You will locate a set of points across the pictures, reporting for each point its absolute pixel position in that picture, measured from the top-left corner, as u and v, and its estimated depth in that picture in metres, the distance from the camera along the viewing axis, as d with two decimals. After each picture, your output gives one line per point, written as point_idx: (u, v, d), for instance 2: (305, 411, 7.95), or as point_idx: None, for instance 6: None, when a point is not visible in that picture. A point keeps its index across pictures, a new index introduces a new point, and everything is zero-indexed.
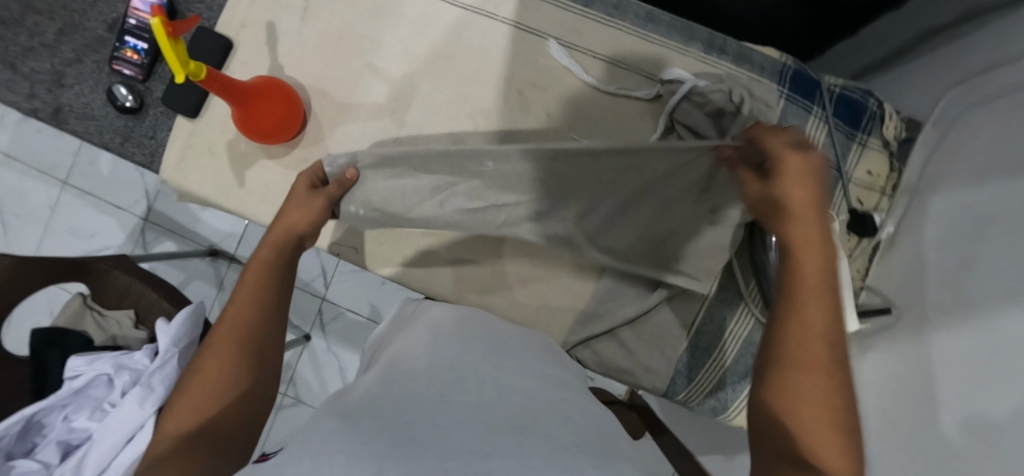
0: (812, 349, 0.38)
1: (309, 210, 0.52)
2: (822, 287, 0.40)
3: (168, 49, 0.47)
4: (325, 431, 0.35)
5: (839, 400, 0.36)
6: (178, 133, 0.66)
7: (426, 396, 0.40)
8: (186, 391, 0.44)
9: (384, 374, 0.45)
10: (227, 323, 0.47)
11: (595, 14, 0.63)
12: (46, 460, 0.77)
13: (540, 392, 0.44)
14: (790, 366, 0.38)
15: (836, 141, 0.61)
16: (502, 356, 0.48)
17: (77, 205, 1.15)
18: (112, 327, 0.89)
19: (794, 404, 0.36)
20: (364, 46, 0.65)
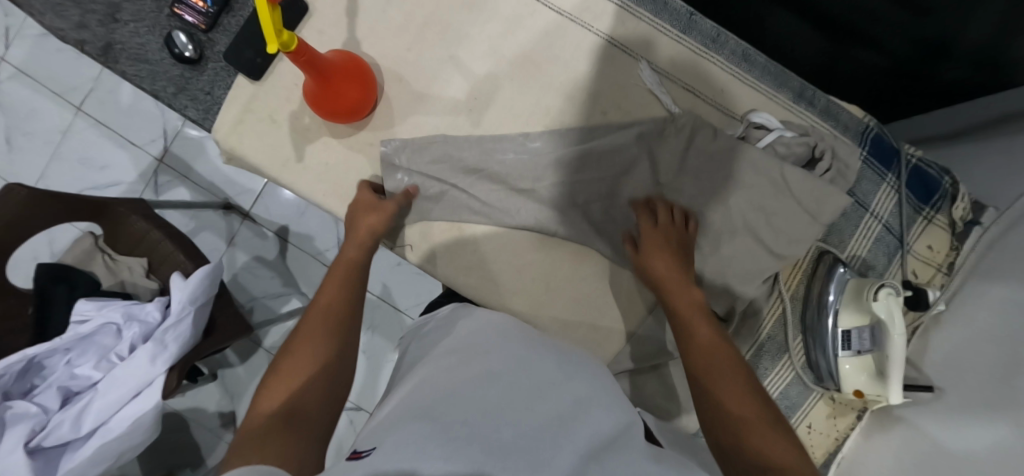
0: (736, 389, 0.48)
1: (379, 216, 0.59)
2: (706, 345, 0.51)
3: (266, 16, 0.44)
4: (410, 435, 0.35)
5: (778, 431, 0.45)
6: (237, 93, 0.63)
7: (504, 404, 0.39)
8: (288, 368, 0.47)
9: (450, 369, 0.46)
10: (322, 313, 0.52)
11: (692, 43, 0.62)
12: (45, 405, 0.74)
13: (611, 411, 0.43)
14: (730, 415, 0.46)
15: (904, 212, 0.62)
16: (568, 369, 0.47)
17: (90, 135, 1.09)
18: (123, 273, 0.87)
19: (760, 438, 0.44)
20: (448, 36, 0.63)
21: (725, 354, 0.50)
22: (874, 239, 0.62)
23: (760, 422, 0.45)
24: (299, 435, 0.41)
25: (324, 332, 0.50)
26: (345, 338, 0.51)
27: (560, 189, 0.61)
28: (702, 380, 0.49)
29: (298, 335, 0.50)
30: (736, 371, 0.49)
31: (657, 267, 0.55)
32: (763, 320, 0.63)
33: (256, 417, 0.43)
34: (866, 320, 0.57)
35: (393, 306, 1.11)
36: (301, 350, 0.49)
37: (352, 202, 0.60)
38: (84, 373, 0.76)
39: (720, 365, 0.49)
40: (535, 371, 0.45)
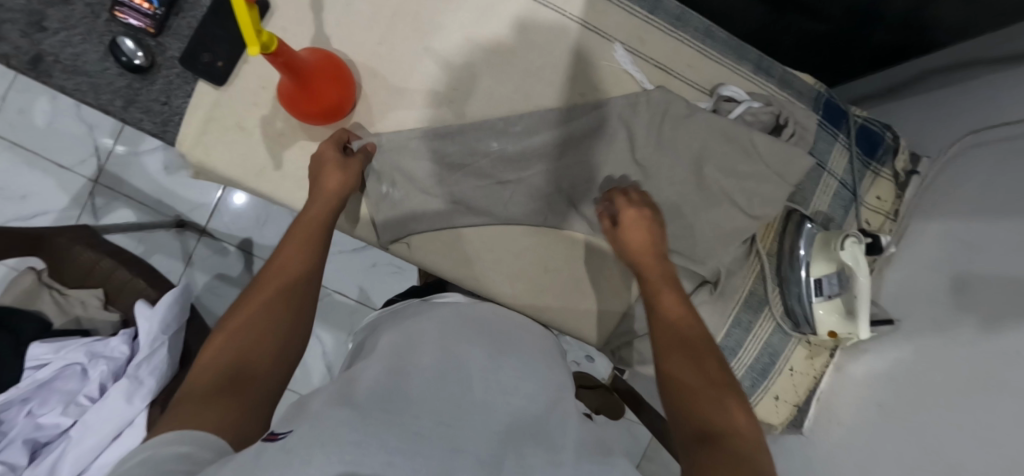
0: (694, 354, 0.46)
1: (344, 175, 0.54)
2: (667, 312, 0.50)
3: (245, 19, 0.41)
4: (331, 416, 0.35)
5: (717, 372, 0.45)
6: (200, 102, 0.59)
7: (431, 397, 0.41)
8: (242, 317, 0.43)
9: (388, 364, 0.47)
10: (280, 266, 0.47)
11: (660, 23, 0.65)
12: (11, 462, 0.68)
13: (535, 395, 0.46)
14: (672, 358, 0.46)
15: (855, 168, 0.68)
16: (495, 354, 0.50)
17: (5, 160, 0.98)
18: (76, 309, 0.79)
19: (690, 381, 0.44)
20: (421, 28, 0.62)
21: (691, 324, 0.49)
22: (833, 194, 0.69)
23: (712, 386, 0.44)
24: (241, 404, 0.38)
25: (281, 288, 0.46)
26: (306, 294, 0.47)
27: (549, 173, 0.62)
28: (656, 329, 0.50)
29: (255, 285, 0.46)
30: (686, 318, 0.49)
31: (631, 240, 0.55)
32: (745, 277, 0.67)
33: (199, 375, 0.40)
34: (833, 268, 0.63)
35: (372, 307, 1.08)
36: (254, 302, 0.44)
37: (314, 156, 0.56)
38: (51, 421, 0.70)
39: (673, 314, 0.50)
40: (470, 360, 0.48)
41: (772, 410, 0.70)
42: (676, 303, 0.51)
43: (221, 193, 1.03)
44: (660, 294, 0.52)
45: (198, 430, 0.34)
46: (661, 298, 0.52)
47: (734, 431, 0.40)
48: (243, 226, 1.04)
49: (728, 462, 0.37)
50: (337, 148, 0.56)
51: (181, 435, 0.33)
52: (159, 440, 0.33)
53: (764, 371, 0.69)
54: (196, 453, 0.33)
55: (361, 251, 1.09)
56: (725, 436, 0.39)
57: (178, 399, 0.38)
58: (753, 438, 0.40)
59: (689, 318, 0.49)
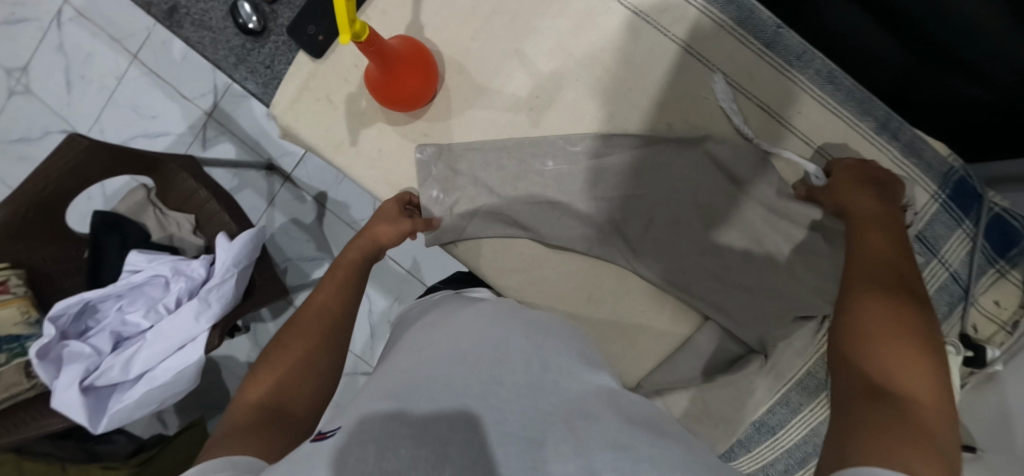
0: (897, 304, 0.41)
1: (393, 228, 0.58)
2: (875, 262, 0.44)
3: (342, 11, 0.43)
4: (376, 411, 0.37)
5: (923, 331, 0.39)
6: (296, 70, 0.62)
7: (471, 381, 0.40)
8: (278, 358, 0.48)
9: (422, 354, 0.47)
10: (316, 310, 0.52)
11: (776, 60, 0.58)
12: (98, 347, 0.79)
13: (579, 376, 0.44)
14: (870, 297, 0.42)
15: (975, 262, 0.58)
16: (536, 339, 0.49)
17: (144, 84, 1.12)
18: (172, 228, 0.90)
19: (885, 328, 0.39)
20: (514, 28, 0.60)
21: (897, 276, 0.43)
22: (938, 286, 0.59)
23: (906, 340, 0.38)
24: (274, 436, 0.41)
25: (315, 331, 0.51)
26: (337, 337, 0.51)
27: (608, 200, 0.60)
28: (857, 269, 0.45)
29: (291, 330, 0.51)
30: (898, 267, 0.44)
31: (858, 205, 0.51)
32: (810, 358, 0.59)
33: (240, 412, 0.44)
34: None
35: (422, 280, 1.12)
36: (292, 344, 0.49)
37: (377, 209, 0.61)
38: (134, 320, 0.81)
39: (881, 258, 0.45)
40: (510, 343, 0.47)
41: None
42: (893, 248, 0.46)
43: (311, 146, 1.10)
44: (874, 238, 0.47)
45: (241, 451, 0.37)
46: (872, 241, 0.47)
47: (910, 396, 0.35)
48: (324, 180, 1.10)
49: (901, 423, 0.33)
50: (397, 204, 0.59)
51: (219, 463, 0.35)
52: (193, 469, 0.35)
53: (803, 459, 0.62)
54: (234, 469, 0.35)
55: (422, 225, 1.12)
56: (906, 394, 0.35)
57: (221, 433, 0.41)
58: (940, 413, 0.35)
59: (902, 268, 0.44)
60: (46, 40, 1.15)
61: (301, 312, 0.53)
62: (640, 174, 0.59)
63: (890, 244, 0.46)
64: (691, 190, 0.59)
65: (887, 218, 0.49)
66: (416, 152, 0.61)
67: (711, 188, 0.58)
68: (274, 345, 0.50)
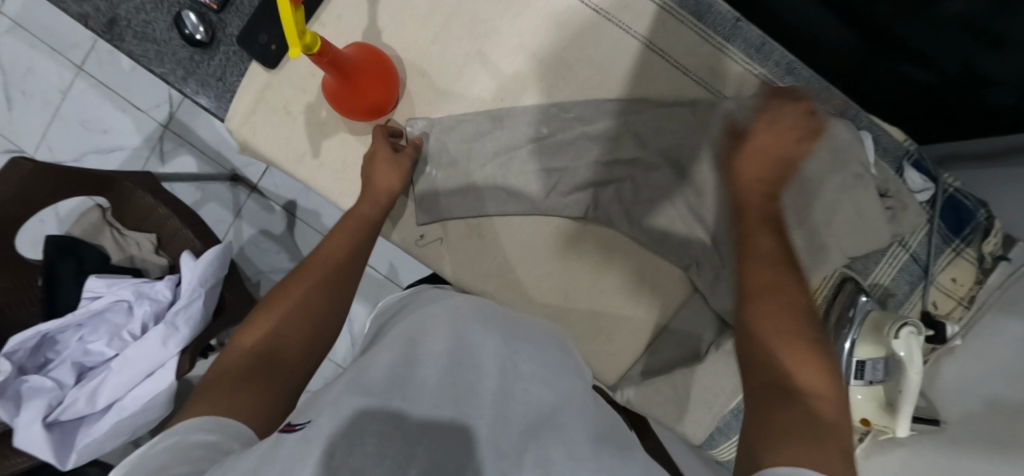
0: (786, 303, 0.43)
1: (395, 174, 0.56)
2: (761, 265, 0.46)
3: (289, 21, 0.40)
4: (348, 403, 0.35)
5: (806, 323, 0.42)
6: (250, 81, 0.59)
7: (446, 385, 0.39)
8: (278, 307, 0.47)
9: (403, 349, 0.44)
10: (321, 262, 0.50)
11: (736, 54, 0.59)
12: (60, 380, 0.76)
13: (552, 383, 0.43)
14: (760, 295, 0.44)
15: (933, 242, 0.60)
16: (515, 344, 0.47)
17: (91, 97, 1.08)
18: (132, 249, 0.87)
19: (779, 329, 0.41)
20: (475, 30, 0.59)
21: (793, 276, 0.45)
22: (899, 267, 0.61)
23: (796, 338, 0.40)
24: (260, 396, 0.40)
25: (322, 283, 0.49)
26: (340, 296, 0.49)
27: (579, 203, 0.60)
28: (746, 266, 0.47)
29: (296, 275, 0.50)
30: (781, 258, 0.47)
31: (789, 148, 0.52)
32: None
33: (229, 362, 0.42)
34: (881, 353, 0.57)
35: (399, 284, 1.11)
36: (293, 291, 0.48)
37: (367, 150, 0.57)
38: (97, 349, 0.78)
39: (759, 251, 0.47)
40: (488, 345, 0.45)
41: None
42: (770, 241, 0.48)
43: None
44: (753, 238, 0.48)
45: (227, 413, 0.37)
46: (751, 241, 0.48)
47: (807, 395, 0.37)
48: (292, 189, 1.08)
49: (800, 417, 0.35)
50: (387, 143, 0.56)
51: (209, 423, 0.35)
52: (182, 429, 0.35)
53: None
54: (222, 444, 0.35)
55: None
56: (803, 394, 0.37)
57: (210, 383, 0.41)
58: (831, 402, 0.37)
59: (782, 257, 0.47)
60: None
61: (304, 265, 0.51)
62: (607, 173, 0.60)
63: (775, 244, 0.48)
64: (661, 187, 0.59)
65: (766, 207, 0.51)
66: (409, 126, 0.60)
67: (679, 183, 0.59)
68: (275, 294, 0.48)
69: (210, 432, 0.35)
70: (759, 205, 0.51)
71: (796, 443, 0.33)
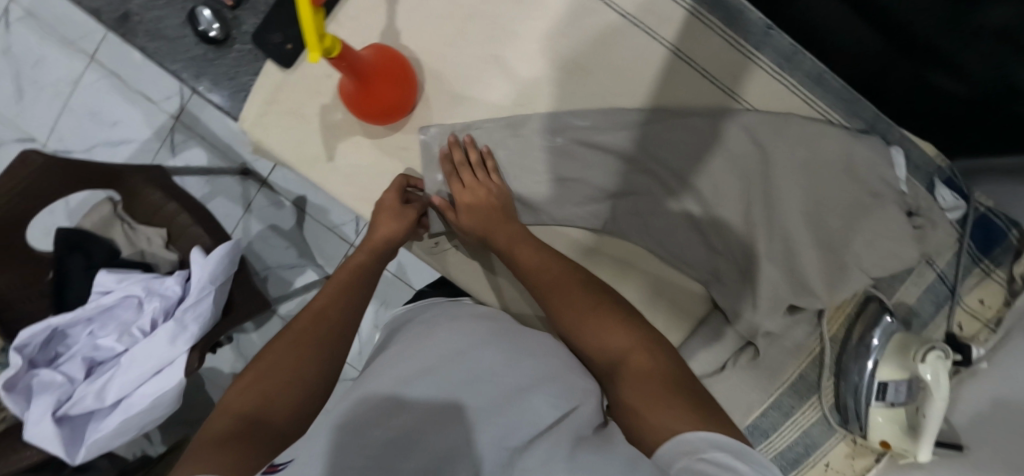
0: (569, 294, 0.48)
1: (400, 224, 0.55)
2: (528, 258, 0.51)
3: (309, 24, 0.39)
4: (317, 444, 0.36)
5: (597, 299, 0.47)
6: (263, 81, 0.58)
7: (432, 413, 0.38)
8: (269, 361, 0.45)
9: (391, 369, 0.43)
10: (316, 315, 0.49)
11: (766, 63, 0.57)
12: (70, 374, 0.75)
13: (558, 401, 0.39)
14: (551, 295, 0.48)
15: (961, 262, 0.59)
16: (511, 350, 0.44)
17: (103, 88, 1.07)
18: (142, 244, 0.86)
19: (585, 317, 0.46)
20: (495, 33, 0.57)
21: (570, 266, 0.50)
22: (925, 287, 0.60)
23: (601, 312, 0.46)
24: (247, 449, 0.37)
25: (319, 332, 0.48)
26: (336, 347, 0.48)
27: (597, 213, 0.59)
28: (520, 272, 0.51)
29: (281, 336, 0.47)
30: (540, 252, 0.51)
31: (484, 184, 0.55)
32: (800, 362, 0.62)
33: (218, 422, 0.40)
34: (904, 375, 0.56)
35: (407, 283, 1.10)
36: (285, 347, 0.46)
37: (378, 199, 0.56)
38: (107, 344, 0.77)
39: (519, 255, 0.52)
40: (481, 354, 0.43)
41: None
42: (529, 241, 0.52)
43: None
44: (511, 244, 0.52)
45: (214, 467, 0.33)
46: (507, 247, 0.52)
47: (631, 359, 0.42)
48: (301, 184, 1.07)
49: (644, 381, 0.39)
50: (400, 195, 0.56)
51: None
52: None
53: (794, 460, 0.63)
54: None
55: None
56: (628, 363, 0.41)
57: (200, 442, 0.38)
58: (649, 350, 0.42)
59: (548, 250, 0.52)
60: None
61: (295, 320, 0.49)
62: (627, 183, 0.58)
63: (530, 242, 0.52)
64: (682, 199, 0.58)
65: (487, 208, 0.55)
66: (422, 133, 0.58)
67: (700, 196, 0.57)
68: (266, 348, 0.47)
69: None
70: (501, 228, 0.53)
71: (644, 412, 0.37)
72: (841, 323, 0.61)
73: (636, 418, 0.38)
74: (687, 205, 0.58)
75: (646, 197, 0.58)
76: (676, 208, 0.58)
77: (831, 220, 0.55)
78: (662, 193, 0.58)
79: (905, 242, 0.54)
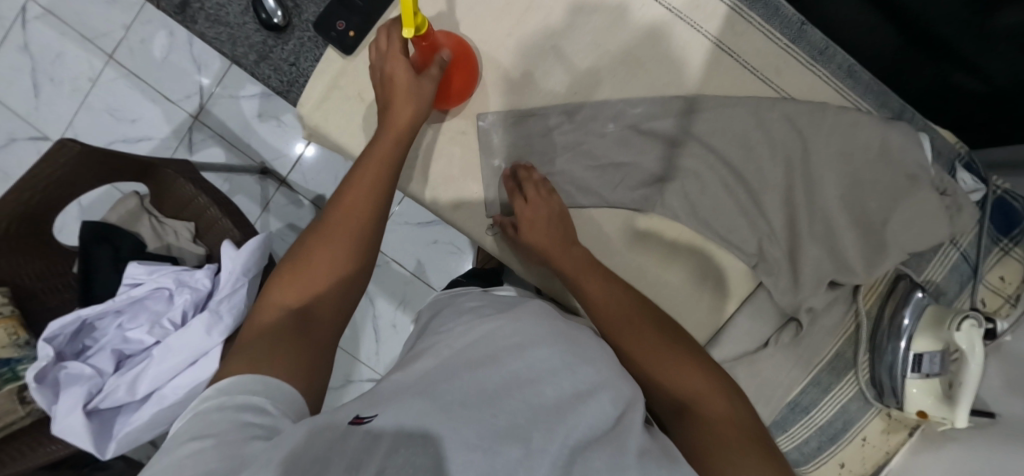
0: (637, 325, 0.52)
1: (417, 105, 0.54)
2: (593, 284, 0.55)
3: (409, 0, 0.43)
4: (410, 407, 0.34)
5: (664, 334, 0.51)
6: (324, 67, 0.59)
7: (501, 401, 0.35)
8: (307, 254, 0.50)
9: (456, 361, 0.41)
10: (345, 210, 0.51)
11: (801, 56, 0.61)
12: (99, 367, 0.74)
13: (611, 404, 0.38)
14: (619, 328, 0.52)
15: (983, 242, 0.63)
16: (569, 349, 0.43)
17: (121, 86, 1.06)
18: (169, 237, 0.85)
19: (653, 354, 0.50)
20: (549, 25, 0.60)
21: (635, 298, 0.54)
22: (950, 266, 0.63)
23: (667, 351, 0.50)
24: (296, 350, 0.44)
25: (351, 227, 0.51)
26: (365, 238, 0.52)
27: (645, 196, 0.61)
28: (585, 298, 0.55)
29: (318, 229, 0.51)
30: (607, 282, 0.55)
31: (541, 206, 0.59)
32: (836, 339, 0.64)
33: (267, 310, 0.47)
34: (939, 346, 0.59)
35: (426, 282, 1.10)
36: (322, 239, 0.50)
37: (385, 78, 0.54)
38: (137, 337, 0.76)
39: (584, 280, 0.55)
40: (541, 352, 0.41)
41: None
42: (592, 266, 0.56)
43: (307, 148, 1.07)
44: (577, 267, 0.56)
45: (268, 373, 0.40)
46: (574, 270, 0.56)
47: (700, 399, 0.46)
48: (322, 184, 1.08)
49: (723, 423, 0.44)
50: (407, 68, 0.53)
51: (252, 386, 0.39)
52: (230, 388, 0.39)
53: (833, 437, 0.65)
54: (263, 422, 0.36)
55: (426, 226, 1.10)
56: (698, 403, 0.46)
57: (253, 333, 0.45)
58: (717, 393, 0.47)
59: (615, 280, 0.55)
60: (8, 40, 1.07)
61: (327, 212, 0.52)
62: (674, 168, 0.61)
63: (595, 269, 0.56)
64: (725, 182, 0.61)
65: (552, 225, 0.58)
66: (479, 120, 0.60)
67: (743, 179, 0.60)
68: (302, 240, 0.52)
69: (253, 389, 0.38)
70: (563, 253, 0.57)
71: (713, 458, 0.42)
72: (873, 301, 0.64)
73: (706, 460, 0.42)
74: (730, 187, 0.61)
75: (692, 181, 0.61)
76: (720, 191, 0.61)
77: (869, 202, 0.59)
78: (707, 178, 0.61)
79: (936, 222, 0.58)
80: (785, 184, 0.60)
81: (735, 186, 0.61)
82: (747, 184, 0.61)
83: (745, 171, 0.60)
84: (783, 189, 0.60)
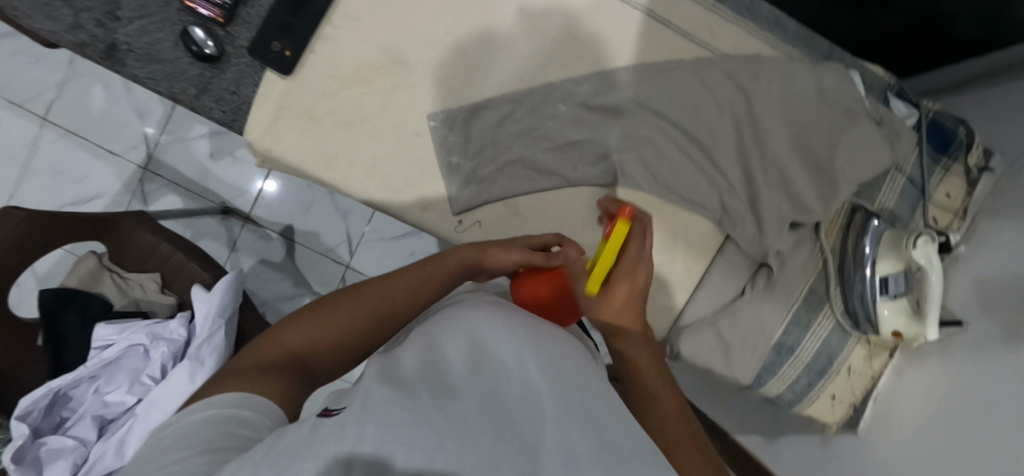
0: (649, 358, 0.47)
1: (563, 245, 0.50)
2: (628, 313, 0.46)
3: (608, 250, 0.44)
4: (381, 394, 0.27)
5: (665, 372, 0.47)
6: (267, 89, 0.58)
7: (471, 404, 0.28)
8: (365, 296, 0.44)
9: (414, 361, 0.32)
10: (435, 271, 0.47)
11: (728, 14, 0.64)
12: (81, 437, 0.71)
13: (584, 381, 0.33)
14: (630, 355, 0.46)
15: (925, 163, 0.66)
16: (532, 335, 0.36)
17: (61, 147, 1.03)
18: (135, 291, 0.81)
19: (657, 385, 0.45)
20: (486, 18, 0.61)
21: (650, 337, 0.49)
22: (899, 191, 0.66)
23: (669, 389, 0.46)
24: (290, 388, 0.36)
25: (426, 293, 0.45)
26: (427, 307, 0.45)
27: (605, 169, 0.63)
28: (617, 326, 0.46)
29: (389, 278, 0.46)
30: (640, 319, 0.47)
31: (621, 289, 0.45)
32: (807, 276, 0.66)
33: (288, 333, 0.40)
34: (901, 266, 0.62)
35: None
36: (392, 289, 0.45)
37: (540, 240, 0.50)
38: (117, 399, 0.73)
39: (629, 311, 0.46)
40: (499, 339, 0.34)
41: (829, 409, 0.68)
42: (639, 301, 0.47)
43: (267, 181, 1.06)
44: (629, 298, 0.46)
45: (263, 390, 0.34)
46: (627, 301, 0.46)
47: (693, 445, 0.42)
48: (288, 214, 1.07)
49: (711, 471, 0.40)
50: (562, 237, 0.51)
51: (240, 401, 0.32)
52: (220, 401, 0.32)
53: (821, 371, 0.67)
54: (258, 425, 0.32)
55: (401, 239, 1.10)
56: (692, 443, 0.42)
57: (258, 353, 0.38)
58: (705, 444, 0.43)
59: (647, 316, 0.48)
60: None
61: (407, 270, 0.47)
62: (628, 137, 0.62)
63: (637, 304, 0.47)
64: (679, 143, 0.63)
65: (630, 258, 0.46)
66: (431, 120, 0.60)
67: (695, 138, 0.62)
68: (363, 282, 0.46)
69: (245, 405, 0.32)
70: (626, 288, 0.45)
71: None
72: (835, 239, 0.66)
73: None
74: (684, 148, 0.63)
75: (648, 148, 0.63)
76: (675, 153, 0.63)
77: (814, 141, 0.62)
78: (661, 142, 0.62)
79: (878, 149, 0.61)
80: (735, 136, 0.62)
81: (688, 146, 0.63)
82: (701, 142, 0.62)
83: (696, 130, 0.62)
84: (734, 141, 0.63)
